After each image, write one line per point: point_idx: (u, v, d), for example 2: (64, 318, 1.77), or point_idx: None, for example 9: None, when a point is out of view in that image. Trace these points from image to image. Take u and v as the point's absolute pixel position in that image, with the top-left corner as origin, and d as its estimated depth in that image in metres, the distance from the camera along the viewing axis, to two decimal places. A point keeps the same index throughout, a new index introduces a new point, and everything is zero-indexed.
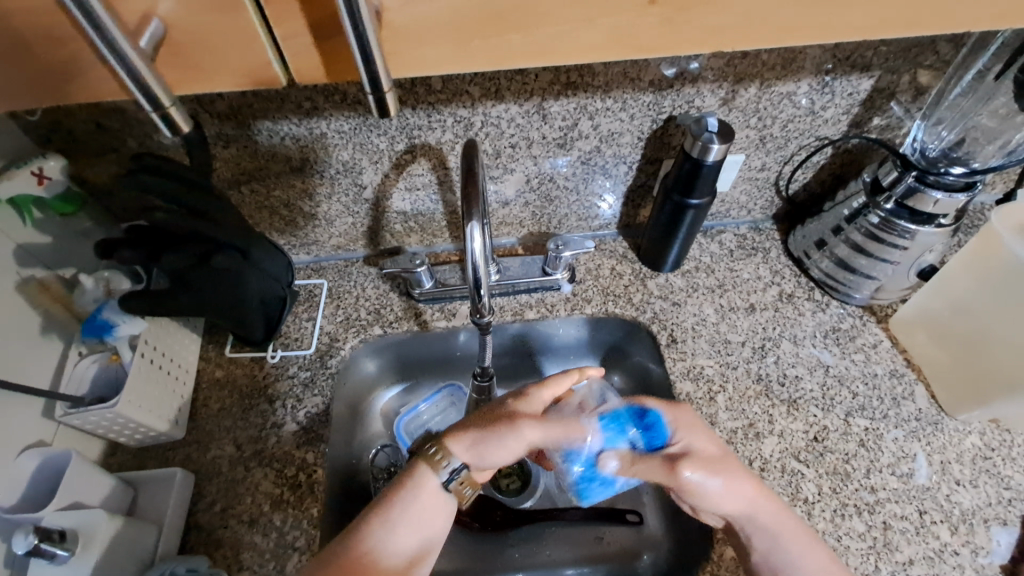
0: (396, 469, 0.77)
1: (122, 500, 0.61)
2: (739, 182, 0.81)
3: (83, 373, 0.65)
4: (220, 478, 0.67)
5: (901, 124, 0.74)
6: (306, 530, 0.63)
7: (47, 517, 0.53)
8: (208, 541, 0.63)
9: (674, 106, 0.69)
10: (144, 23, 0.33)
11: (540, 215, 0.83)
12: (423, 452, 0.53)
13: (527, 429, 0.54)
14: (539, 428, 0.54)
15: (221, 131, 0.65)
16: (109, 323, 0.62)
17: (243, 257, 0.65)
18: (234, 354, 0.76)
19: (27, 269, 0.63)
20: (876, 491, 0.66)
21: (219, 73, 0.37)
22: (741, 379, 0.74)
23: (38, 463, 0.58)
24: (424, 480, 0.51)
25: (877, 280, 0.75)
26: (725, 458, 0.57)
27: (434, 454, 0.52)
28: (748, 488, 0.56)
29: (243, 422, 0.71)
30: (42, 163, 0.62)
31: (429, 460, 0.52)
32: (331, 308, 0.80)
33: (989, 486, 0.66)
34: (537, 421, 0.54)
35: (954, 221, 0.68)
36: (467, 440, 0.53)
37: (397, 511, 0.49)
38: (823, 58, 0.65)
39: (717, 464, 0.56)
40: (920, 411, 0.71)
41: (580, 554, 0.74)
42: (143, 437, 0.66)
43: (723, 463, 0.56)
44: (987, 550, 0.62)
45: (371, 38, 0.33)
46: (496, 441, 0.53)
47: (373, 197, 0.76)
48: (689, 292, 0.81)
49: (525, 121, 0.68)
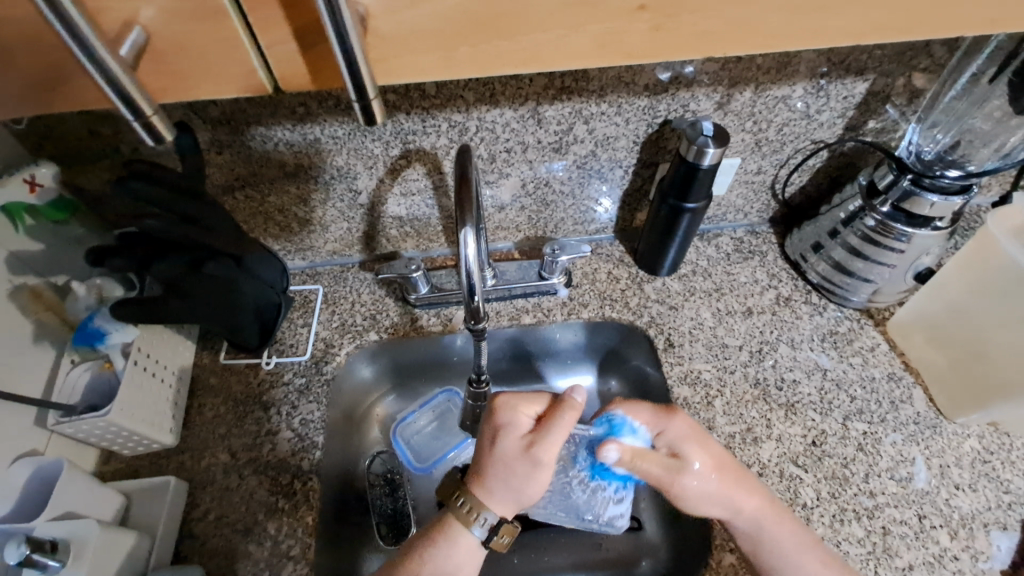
0: (394, 475, 0.78)
1: (115, 510, 0.61)
2: (735, 185, 0.81)
3: (76, 382, 0.64)
4: (214, 486, 0.66)
5: (896, 127, 0.74)
6: (301, 538, 0.63)
7: (39, 527, 0.53)
8: (202, 550, 0.62)
9: (670, 110, 0.69)
10: (125, 30, 0.32)
11: (537, 220, 0.83)
12: (450, 503, 0.54)
13: (548, 454, 0.52)
14: (556, 437, 0.52)
15: (214, 137, 0.65)
16: (102, 331, 0.62)
17: (237, 264, 0.64)
18: (229, 361, 0.75)
19: (19, 277, 0.63)
20: (875, 496, 0.65)
21: (205, 81, 0.36)
22: (738, 383, 0.73)
23: (30, 471, 0.58)
24: (456, 536, 0.53)
25: (874, 283, 0.75)
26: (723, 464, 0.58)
27: (460, 505, 0.54)
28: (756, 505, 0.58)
29: (237, 430, 0.70)
30: (34, 171, 0.62)
31: (457, 513, 0.54)
32: (327, 314, 0.80)
33: (988, 490, 0.66)
34: (554, 432, 0.52)
35: (950, 225, 0.68)
36: (495, 488, 0.53)
37: (436, 559, 0.53)
38: (818, 62, 0.65)
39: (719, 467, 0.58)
40: (918, 414, 0.71)
41: (579, 561, 0.73)
42: (136, 445, 0.65)
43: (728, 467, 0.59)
44: (987, 555, 0.62)
45: (355, 46, 0.32)
46: (524, 481, 0.52)
47: (368, 203, 0.76)
48: (687, 295, 0.81)
49: (520, 125, 0.68)
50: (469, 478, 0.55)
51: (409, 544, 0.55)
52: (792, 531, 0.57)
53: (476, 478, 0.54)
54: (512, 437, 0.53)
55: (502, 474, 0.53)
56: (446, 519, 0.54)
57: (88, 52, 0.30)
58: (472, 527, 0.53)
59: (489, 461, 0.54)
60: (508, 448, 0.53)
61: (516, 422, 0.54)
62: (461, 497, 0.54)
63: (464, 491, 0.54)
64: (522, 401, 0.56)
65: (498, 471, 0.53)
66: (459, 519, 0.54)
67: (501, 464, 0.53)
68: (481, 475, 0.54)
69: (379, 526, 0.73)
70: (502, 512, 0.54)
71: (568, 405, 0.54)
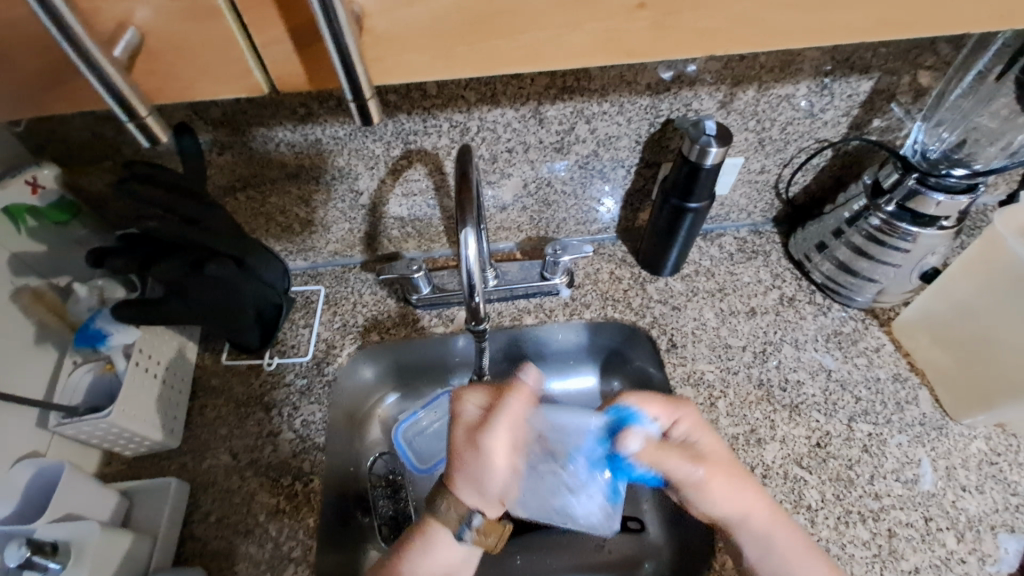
0: (396, 477, 0.79)
1: (116, 511, 0.61)
2: (738, 185, 0.81)
3: (78, 383, 0.64)
4: (216, 487, 0.66)
5: (901, 125, 0.73)
6: (302, 540, 0.63)
7: (39, 529, 0.53)
8: (203, 551, 0.62)
9: (672, 109, 0.68)
10: (120, 31, 0.32)
11: (538, 220, 0.82)
12: (432, 507, 0.53)
13: (496, 438, 0.52)
14: (505, 422, 0.53)
15: (215, 138, 0.65)
16: (103, 332, 0.63)
17: (239, 266, 0.64)
18: (230, 362, 0.75)
19: (22, 278, 0.63)
20: (880, 498, 0.65)
21: (201, 81, 0.36)
22: (742, 384, 0.73)
23: (32, 473, 0.57)
24: (435, 538, 0.53)
25: (879, 282, 0.74)
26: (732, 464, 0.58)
27: (443, 509, 0.52)
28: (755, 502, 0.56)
29: (239, 431, 0.70)
30: (35, 173, 0.62)
31: (438, 517, 0.52)
32: (328, 315, 0.80)
33: (995, 492, 0.65)
34: (501, 416, 0.53)
35: (956, 224, 0.67)
36: (461, 486, 0.52)
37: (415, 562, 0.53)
38: (822, 60, 0.64)
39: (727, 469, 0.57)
40: (924, 415, 0.70)
41: (582, 563, 0.73)
42: (138, 446, 0.65)
43: (735, 469, 0.58)
44: (994, 558, 0.61)
45: (351, 45, 0.32)
46: (485, 472, 0.52)
47: (370, 203, 0.76)
48: (689, 296, 0.81)
49: (522, 125, 0.68)
50: (438, 483, 0.54)
51: (393, 550, 0.54)
52: (789, 541, 0.55)
53: (442, 481, 0.53)
54: (460, 426, 0.53)
55: (465, 474, 0.52)
56: (423, 524, 0.54)
57: (80, 52, 0.30)
58: (457, 529, 0.52)
59: (450, 465, 0.53)
60: (461, 441, 0.53)
61: (464, 412, 0.54)
62: (440, 500, 0.52)
63: (443, 494, 0.52)
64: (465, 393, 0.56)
65: (464, 472, 0.52)
66: (442, 523, 0.52)
67: (461, 464, 0.52)
68: (448, 482, 0.53)
69: (381, 527, 0.74)
70: (481, 508, 0.52)
71: (515, 388, 0.55)
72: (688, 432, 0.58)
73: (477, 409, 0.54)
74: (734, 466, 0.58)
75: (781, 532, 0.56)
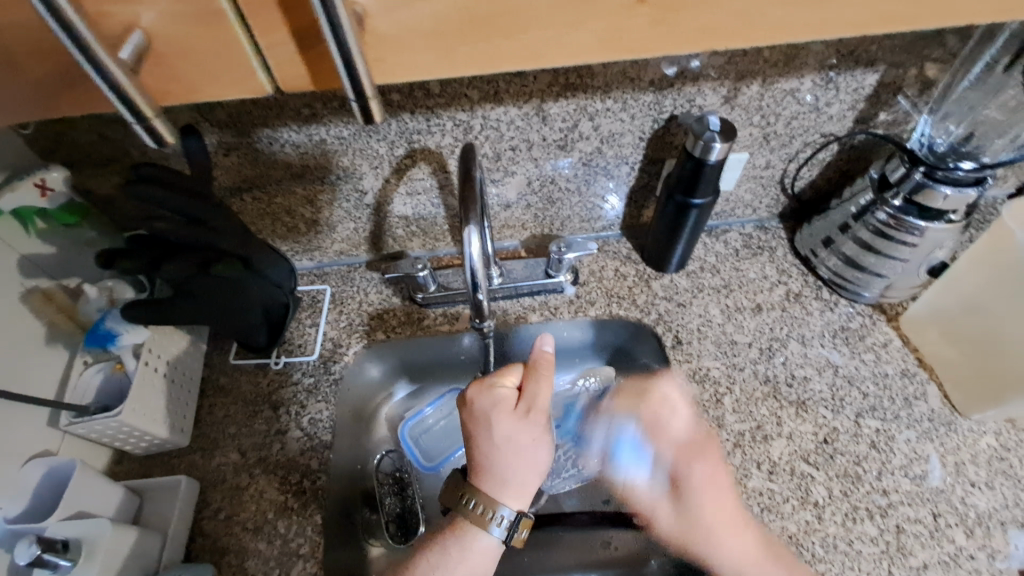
0: (401, 475, 0.78)
1: (127, 510, 0.61)
2: (743, 180, 0.80)
3: (88, 382, 0.65)
4: (225, 485, 0.67)
5: (908, 119, 0.73)
6: (311, 537, 0.63)
7: (51, 528, 0.54)
8: (214, 549, 0.63)
9: (675, 105, 0.68)
10: (126, 35, 0.33)
11: (542, 218, 0.83)
12: (460, 504, 0.54)
13: (541, 417, 0.56)
14: (543, 396, 0.57)
15: (221, 139, 0.65)
16: (113, 332, 0.63)
17: (245, 266, 0.65)
18: (238, 361, 0.76)
19: (32, 279, 0.64)
20: (888, 494, 0.64)
21: (204, 84, 0.37)
22: (747, 380, 0.72)
23: (43, 472, 0.59)
24: (472, 533, 0.54)
25: (886, 278, 0.74)
26: (704, 452, 0.67)
27: (470, 505, 0.54)
28: (704, 482, 0.65)
29: (247, 429, 0.71)
30: (45, 175, 0.62)
31: (467, 514, 0.54)
32: (334, 314, 0.80)
33: (1005, 488, 0.64)
34: (539, 386, 0.57)
35: (965, 217, 0.66)
36: (501, 477, 0.54)
37: (447, 554, 0.53)
38: (827, 54, 0.64)
39: (697, 448, 0.67)
40: (933, 411, 0.70)
41: (589, 559, 0.73)
42: (148, 445, 0.66)
43: (701, 453, 0.66)
44: (1004, 554, 0.60)
45: (351, 42, 0.33)
46: (528, 454, 0.55)
47: (374, 203, 0.76)
48: (694, 292, 0.80)
49: (525, 123, 0.68)
50: (472, 476, 0.55)
51: (423, 544, 0.55)
52: (739, 544, 0.60)
53: (480, 473, 0.55)
54: (502, 412, 0.55)
55: (506, 458, 0.55)
56: (459, 520, 0.54)
57: (88, 57, 0.31)
58: (489, 527, 0.54)
59: (480, 452, 0.55)
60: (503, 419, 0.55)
61: (486, 395, 0.56)
62: (473, 498, 0.54)
63: (473, 491, 0.54)
64: (509, 374, 0.58)
65: (495, 447, 0.55)
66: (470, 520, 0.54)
67: (496, 450, 0.55)
68: (480, 467, 0.55)
69: (388, 525, 0.73)
70: (517, 503, 0.55)
71: (541, 362, 0.58)
72: (669, 394, 0.71)
73: (514, 392, 0.57)
74: (703, 451, 0.67)
75: (718, 517, 0.62)
